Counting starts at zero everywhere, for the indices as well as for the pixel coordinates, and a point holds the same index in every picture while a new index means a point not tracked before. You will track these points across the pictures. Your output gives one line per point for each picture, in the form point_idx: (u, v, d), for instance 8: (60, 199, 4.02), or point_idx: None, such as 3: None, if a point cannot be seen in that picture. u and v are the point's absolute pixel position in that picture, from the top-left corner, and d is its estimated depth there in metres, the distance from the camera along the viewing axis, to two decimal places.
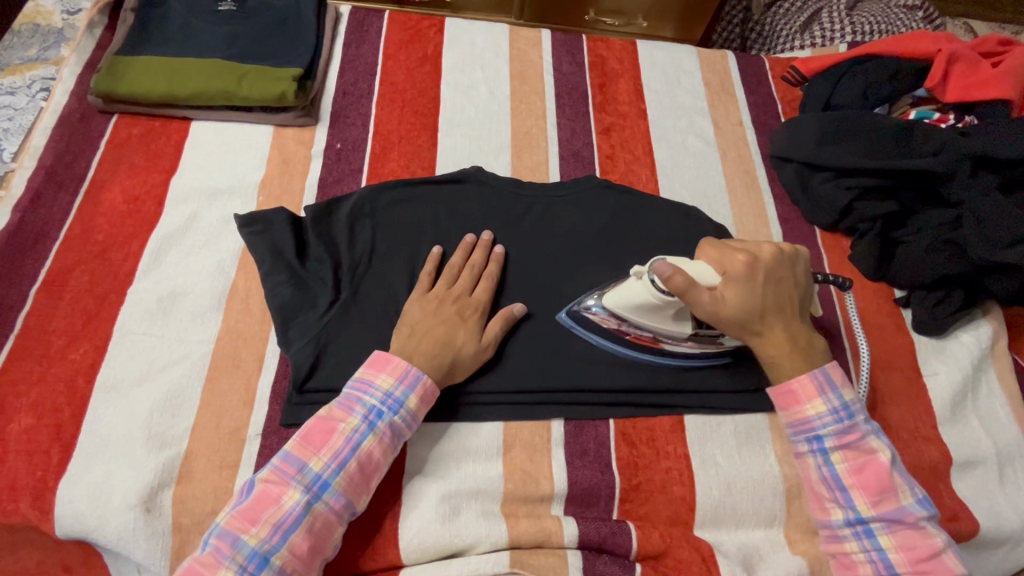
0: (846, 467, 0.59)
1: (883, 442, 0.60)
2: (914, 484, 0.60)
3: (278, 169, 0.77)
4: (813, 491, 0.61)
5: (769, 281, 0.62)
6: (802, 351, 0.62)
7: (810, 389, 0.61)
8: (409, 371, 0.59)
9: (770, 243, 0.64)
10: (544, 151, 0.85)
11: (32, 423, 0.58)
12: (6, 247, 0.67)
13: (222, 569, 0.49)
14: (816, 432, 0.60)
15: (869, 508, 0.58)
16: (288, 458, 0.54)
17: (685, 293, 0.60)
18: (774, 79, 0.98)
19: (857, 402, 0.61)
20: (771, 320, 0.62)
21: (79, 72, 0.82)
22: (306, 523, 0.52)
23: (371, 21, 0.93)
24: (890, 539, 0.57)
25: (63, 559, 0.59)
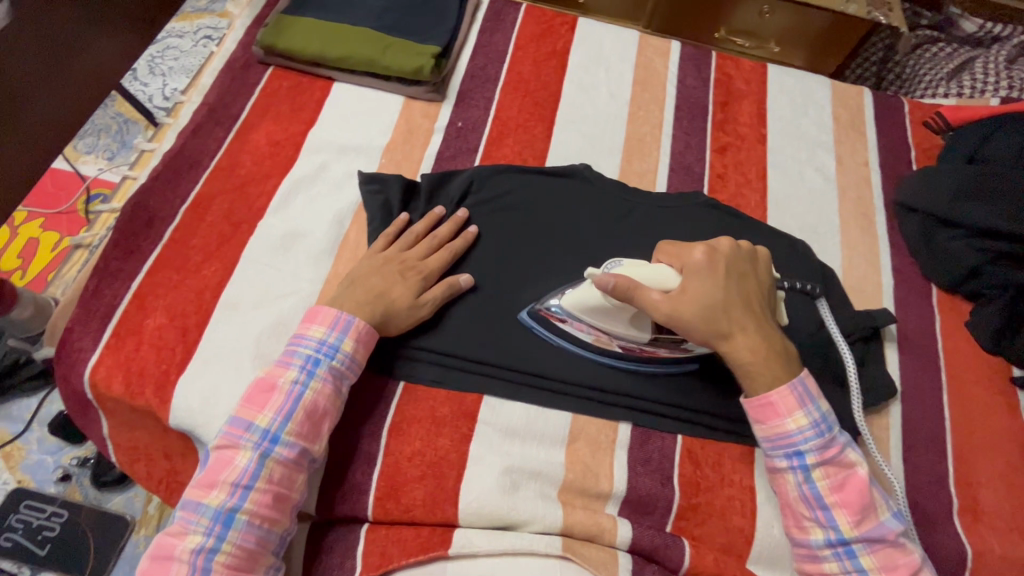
0: (827, 485, 0.56)
1: (860, 456, 0.58)
2: (888, 497, 0.58)
3: (402, 138, 0.82)
4: (790, 510, 0.58)
5: (731, 280, 0.60)
6: (776, 353, 0.60)
7: (791, 401, 0.58)
8: (340, 318, 0.62)
9: (727, 241, 0.63)
10: (655, 160, 0.85)
11: (164, 322, 0.66)
12: (167, 167, 0.76)
13: (190, 534, 0.52)
14: (797, 448, 0.58)
15: (851, 528, 0.55)
16: (234, 421, 0.57)
17: (639, 291, 0.58)
18: (912, 123, 0.92)
19: (833, 413, 0.59)
20: (739, 322, 0.59)
21: (248, 25, 0.91)
22: (265, 475, 0.55)
23: (508, 12, 0.97)
24: (872, 560, 0.54)
25: (168, 446, 0.66)
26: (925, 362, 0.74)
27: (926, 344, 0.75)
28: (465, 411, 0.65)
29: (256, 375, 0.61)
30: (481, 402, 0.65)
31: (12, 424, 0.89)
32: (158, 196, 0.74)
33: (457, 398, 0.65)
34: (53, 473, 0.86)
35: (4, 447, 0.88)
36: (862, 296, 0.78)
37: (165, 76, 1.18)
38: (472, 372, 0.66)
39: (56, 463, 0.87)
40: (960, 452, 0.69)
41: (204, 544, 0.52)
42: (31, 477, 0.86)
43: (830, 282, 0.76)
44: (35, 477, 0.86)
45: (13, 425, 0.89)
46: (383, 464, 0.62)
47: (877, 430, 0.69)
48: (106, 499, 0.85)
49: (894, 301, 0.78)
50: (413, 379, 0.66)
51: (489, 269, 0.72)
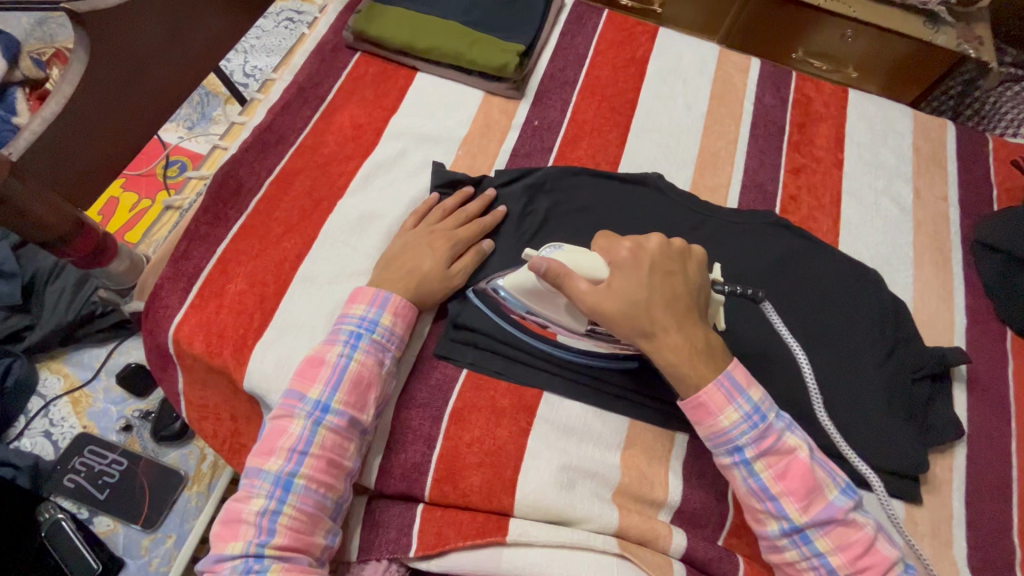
0: (770, 475, 0.55)
1: (800, 438, 0.56)
2: (836, 471, 0.57)
3: (480, 131, 0.84)
4: (744, 504, 0.57)
5: (657, 278, 0.58)
6: (701, 352, 0.57)
7: (720, 399, 0.56)
8: (379, 295, 0.64)
9: (660, 241, 0.60)
10: (727, 175, 0.85)
11: (245, 288, 0.68)
12: (256, 140, 0.79)
13: (254, 498, 0.54)
14: (735, 444, 0.56)
15: (800, 515, 0.54)
16: (290, 394, 0.59)
17: (564, 280, 0.58)
18: (997, 161, 0.90)
19: (767, 399, 0.56)
20: (663, 319, 0.57)
21: (339, 10, 0.94)
22: (318, 441, 0.56)
23: (590, 16, 0.97)
24: (827, 541, 0.53)
25: (236, 407, 0.69)
26: (995, 406, 0.72)
27: (997, 388, 0.73)
28: (525, 405, 0.65)
29: (307, 354, 0.63)
30: (542, 398, 0.66)
31: (82, 372, 0.95)
32: (247, 166, 0.76)
33: (518, 391, 0.66)
34: (116, 423, 0.91)
35: (73, 392, 0.94)
36: (931, 333, 0.76)
37: (248, 53, 1.23)
38: (533, 367, 0.67)
39: (120, 413, 0.92)
40: None
41: (267, 506, 0.54)
42: (96, 424, 0.91)
43: (902, 314, 0.74)
44: (100, 424, 0.92)
45: (83, 372, 0.95)
46: (442, 449, 0.63)
47: (940, 470, 0.68)
48: (163, 453, 0.89)
49: (966, 341, 0.76)
50: (477, 368, 0.67)
51: None
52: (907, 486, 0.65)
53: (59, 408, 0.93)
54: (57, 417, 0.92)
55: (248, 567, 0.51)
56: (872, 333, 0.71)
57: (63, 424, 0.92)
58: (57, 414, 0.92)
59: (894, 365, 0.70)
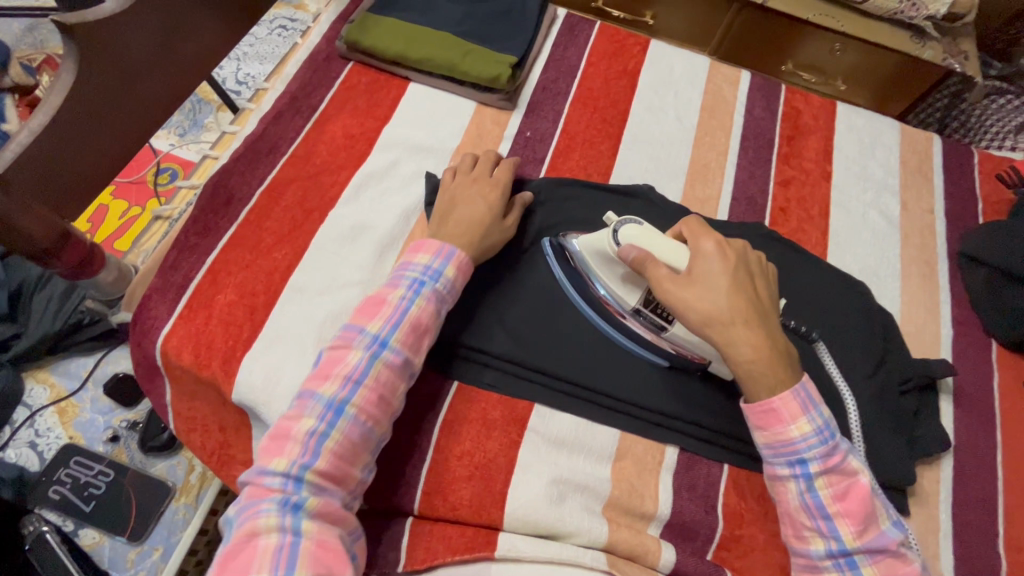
0: (829, 494, 0.54)
1: (862, 463, 0.56)
2: (887, 505, 0.57)
3: (472, 142, 0.84)
4: (791, 519, 0.56)
5: (740, 275, 0.59)
6: (778, 355, 0.57)
7: (794, 408, 0.55)
8: (443, 247, 0.64)
9: (741, 243, 0.62)
10: (718, 187, 0.85)
11: (234, 299, 0.68)
12: (247, 149, 0.78)
13: (304, 417, 0.53)
14: (800, 456, 0.55)
15: (853, 538, 0.53)
16: (350, 327, 0.59)
17: (647, 264, 0.60)
18: (982, 174, 0.91)
19: (837, 421, 0.56)
20: (745, 316, 0.57)
21: (333, 20, 0.94)
22: (373, 374, 0.56)
23: (583, 27, 0.98)
24: (873, 570, 0.53)
25: (224, 419, 0.68)
26: (981, 418, 0.73)
27: (983, 400, 0.74)
28: (515, 417, 0.65)
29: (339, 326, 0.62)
30: (533, 410, 0.66)
31: (69, 382, 0.94)
32: (238, 176, 0.76)
33: (509, 403, 0.66)
34: (103, 433, 0.90)
35: (59, 402, 0.92)
36: (919, 345, 0.77)
37: (240, 61, 1.22)
38: (525, 380, 0.67)
39: (107, 423, 0.91)
40: (1013, 515, 0.67)
41: (316, 428, 0.52)
42: (82, 435, 0.90)
43: (890, 326, 0.75)
44: (86, 434, 0.90)
45: (70, 383, 0.94)
46: (433, 461, 0.63)
47: (927, 481, 0.68)
48: (150, 464, 0.88)
49: (952, 353, 0.77)
50: (468, 380, 0.67)
51: (547, 278, 0.72)
52: (896, 497, 0.66)
53: (44, 418, 0.91)
54: (42, 427, 0.91)
55: (283, 504, 0.49)
56: (860, 345, 0.72)
57: (49, 435, 0.90)
58: (42, 425, 0.91)
59: (882, 377, 0.71)
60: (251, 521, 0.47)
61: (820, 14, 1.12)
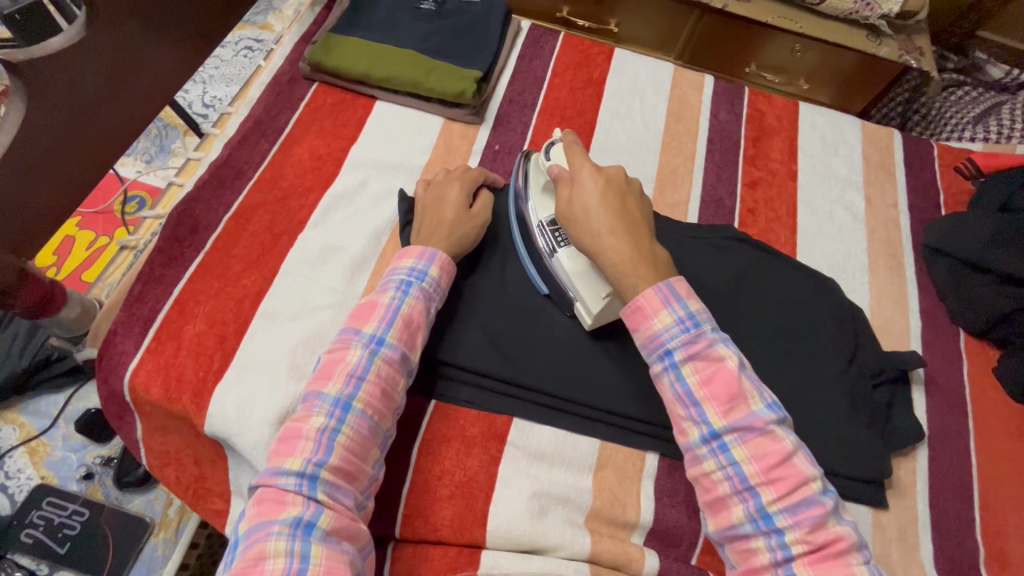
0: (697, 380, 0.53)
1: (732, 350, 0.54)
2: (764, 390, 0.54)
3: (440, 158, 0.84)
4: (671, 414, 0.55)
5: (608, 191, 0.60)
6: (645, 259, 0.57)
7: (655, 302, 0.55)
8: (427, 249, 0.66)
9: (616, 168, 0.63)
10: (687, 192, 0.86)
11: (203, 328, 0.67)
12: (212, 176, 0.77)
13: (314, 416, 0.54)
14: (665, 348, 0.54)
15: (720, 419, 0.51)
16: (345, 331, 0.60)
17: (559, 182, 0.62)
18: (942, 167, 0.93)
19: (704, 311, 0.55)
20: (608, 226, 0.58)
21: (296, 41, 0.93)
22: (374, 370, 0.57)
23: (547, 39, 0.99)
24: (743, 450, 0.50)
25: (198, 451, 0.67)
26: (953, 406, 0.74)
27: (954, 388, 0.76)
28: (494, 432, 0.65)
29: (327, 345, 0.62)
30: (511, 424, 0.65)
31: (40, 420, 0.92)
32: (204, 204, 0.75)
33: (487, 419, 0.66)
34: (76, 471, 0.88)
35: (30, 442, 0.90)
36: (889, 338, 0.79)
37: (206, 84, 1.21)
38: (503, 394, 0.67)
39: (80, 461, 0.89)
40: (988, 500, 0.69)
41: (327, 425, 0.53)
42: (54, 474, 0.88)
43: (860, 320, 0.76)
44: (59, 473, 0.88)
45: (40, 421, 0.92)
46: (413, 482, 0.62)
47: (904, 473, 0.69)
48: (127, 500, 0.86)
49: (921, 344, 0.78)
50: (445, 399, 0.66)
51: (519, 290, 0.72)
52: (873, 491, 0.66)
53: (15, 460, 0.89)
54: (13, 469, 0.89)
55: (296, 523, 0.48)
56: (832, 342, 0.73)
57: (19, 476, 0.88)
58: (13, 466, 0.89)
59: (854, 372, 0.72)
60: (260, 543, 0.46)
61: (779, 16, 1.15)
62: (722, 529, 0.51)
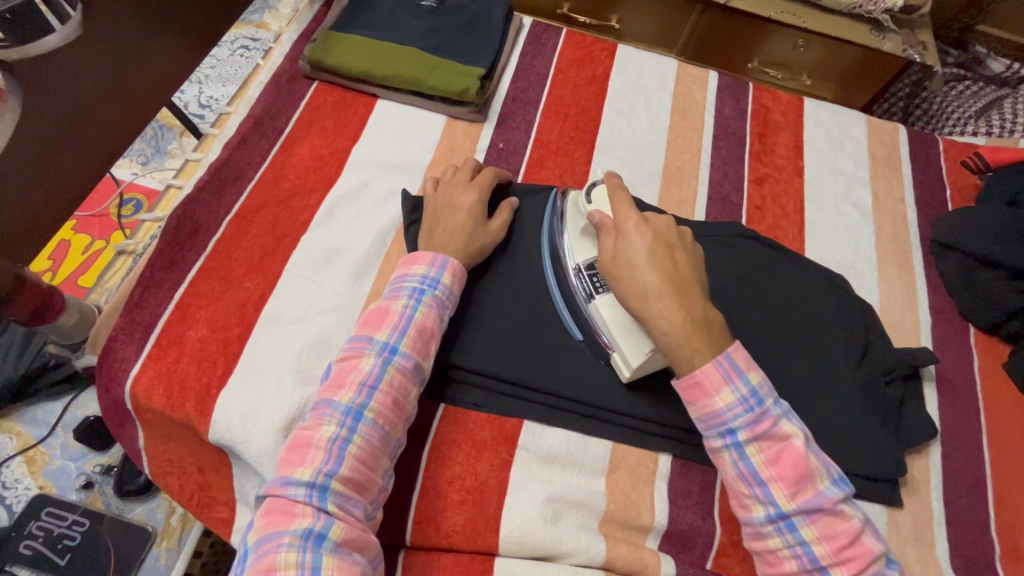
0: (762, 460, 0.53)
1: (796, 426, 0.54)
2: (828, 462, 0.55)
3: (444, 157, 0.83)
4: (731, 489, 0.55)
5: (658, 247, 0.58)
6: (698, 326, 0.55)
7: (717, 379, 0.53)
8: (438, 256, 0.64)
9: (664, 220, 0.61)
10: (693, 189, 0.85)
11: (206, 334, 0.65)
12: (211, 178, 0.76)
13: (324, 425, 0.53)
14: (728, 427, 0.54)
15: (788, 502, 0.51)
16: (356, 338, 0.59)
17: (602, 230, 0.61)
18: (948, 162, 0.93)
19: (767, 386, 0.54)
20: (660, 288, 0.56)
21: (295, 39, 0.92)
22: (387, 379, 0.56)
23: (549, 35, 0.98)
24: (812, 530, 0.51)
25: (202, 459, 0.65)
26: (964, 402, 0.74)
27: (965, 384, 0.75)
28: (505, 436, 0.64)
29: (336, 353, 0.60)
30: (522, 427, 0.64)
31: (37, 429, 0.91)
32: (204, 206, 0.74)
33: (497, 422, 0.64)
34: (76, 480, 0.87)
35: (27, 451, 0.89)
36: (899, 334, 0.78)
37: (202, 84, 1.20)
38: (514, 397, 0.65)
39: (79, 469, 0.88)
40: (1001, 498, 0.68)
41: (338, 434, 0.52)
42: (53, 484, 0.87)
43: (870, 317, 0.75)
44: (58, 483, 0.87)
45: (38, 430, 0.91)
46: (423, 488, 0.61)
47: (917, 471, 0.69)
48: (128, 509, 0.84)
49: (931, 339, 0.78)
50: (455, 402, 0.65)
51: (528, 289, 0.71)
52: (888, 490, 0.66)
53: (12, 469, 0.88)
54: (10, 478, 0.87)
55: (306, 536, 0.46)
56: (844, 340, 0.72)
57: (17, 486, 0.87)
58: (10, 476, 0.87)
59: (867, 370, 0.71)
60: (270, 555, 0.45)
61: (783, 11, 1.15)
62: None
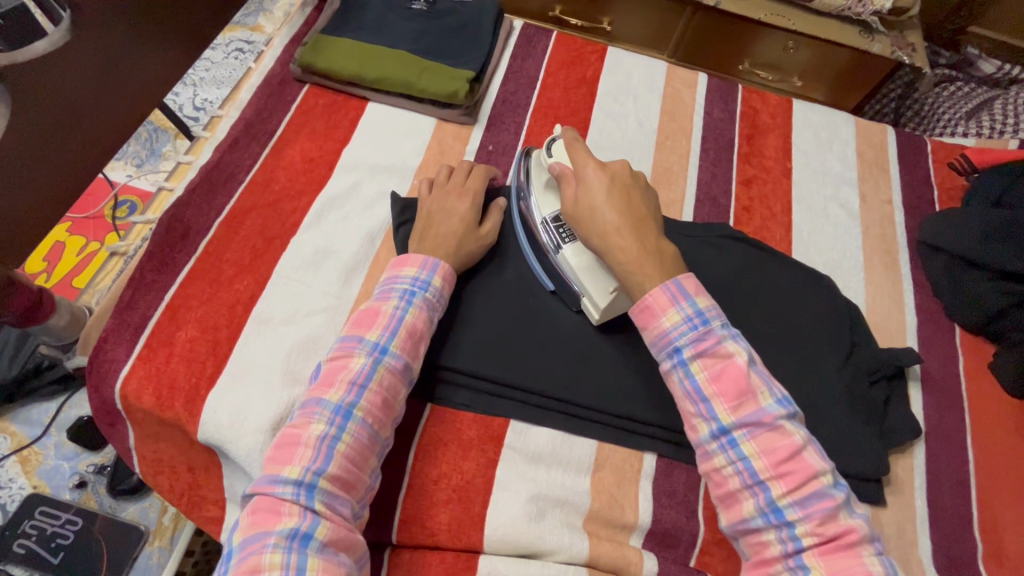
0: (705, 378, 0.53)
1: (742, 346, 0.54)
2: (775, 384, 0.54)
3: (434, 159, 0.84)
4: (681, 410, 0.55)
5: (613, 187, 0.60)
6: (652, 255, 0.57)
7: (663, 300, 0.55)
8: (430, 259, 0.65)
9: (620, 163, 0.63)
10: (681, 190, 0.86)
11: (196, 334, 0.66)
12: (203, 181, 0.77)
13: (313, 423, 0.53)
14: (675, 346, 0.55)
15: (728, 415, 0.52)
16: (347, 338, 0.59)
17: (562, 179, 0.63)
18: (936, 163, 0.94)
19: (713, 308, 0.55)
20: (616, 223, 0.59)
21: (287, 42, 0.93)
22: (376, 379, 0.57)
23: (539, 38, 0.98)
24: (752, 446, 0.51)
25: (191, 458, 0.66)
26: (949, 402, 0.74)
27: (950, 384, 0.76)
28: (491, 435, 0.64)
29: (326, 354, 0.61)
30: (509, 426, 0.65)
31: (31, 428, 0.92)
32: (194, 208, 0.74)
33: (484, 421, 0.65)
34: (69, 480, 0.88)
35: (21, 451, 0.90)
36: (885, 334, 0.79)
37: (197, 87, 1.21)
38: (501, 396, 0.66)
39: (72, 469, 0.89)
40: (984, 497, 0.69)
41: (326, 433, 0.53)
42: (47, 483, 0.88)
43: (856, 317, 0.76)
44: (51, 482, 0.88)
45: (32, 430, 0.91)
46: (409, 487, 0.61)
47: (901, 470, 0.69)
48: (121, 508, 0.85)
49: (917, 340, 0.79)
50: (443, 402, 0.66)
51: (516, 290, 0.72)
52: (871, 489, 0.66)
53: (6, 469, 0.89)
54: (4, 478, 0.88)
55: (291, 535, 0.47)
56: (828, 340, 0.72)
57: (11, 485, 0.88)
58: (4, 475, 0.88)
59: (852, 369, 0.71)
60: (256, 554, 0.46)
61: (773, 13, 1.15)
62: (734, 523, 0.51)
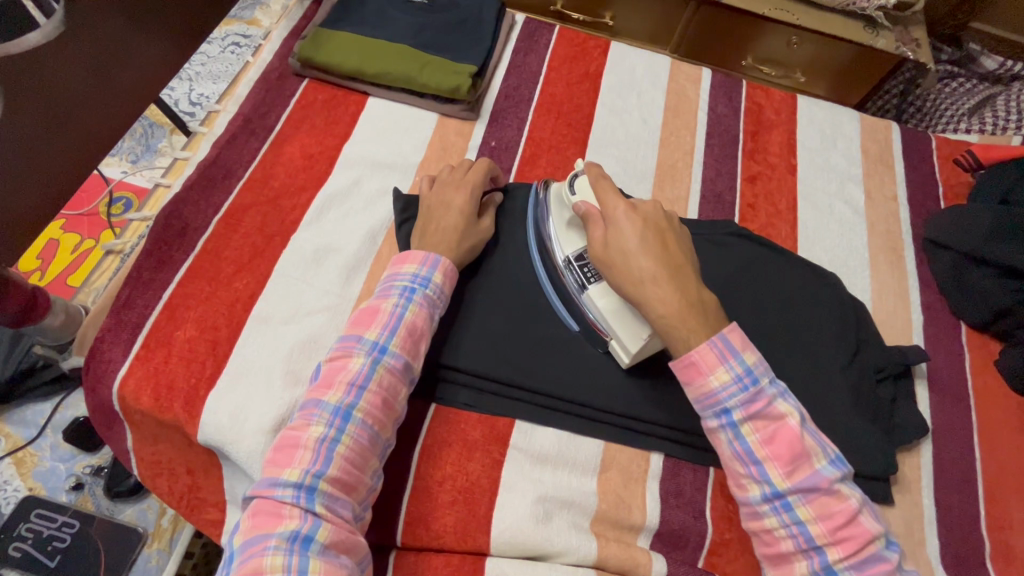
0: (757, 439, 0.52)
1: (792, 405, 0.53)
2: (825, 441, 0.54)
3: (436, 155, 0.82)
4: (728, 468, 0.54)
5: (648, 231, 0.58)
6: (694, 307, 0.55)
7: (711, 358, 0.53)
8: (429, 255, 0.64)
9: (652, 204, 0.61)
10: (686, 187, 0.85)
11: (194, 334, 0.65)
12: (200, 177, 0.75)
13: (312, 426, 0.52)
14: (723, 406, 0.53)
15: (783, 480, 0.51)
16: (346, 338, 0.58)
17: (590, 221, 0.60)
18: (940, 160, 0.93)
19: (762, 365, 0.53)
20: (653, 271, 0.56)
21: (285, 36, 0.91)
22: (376, 379, 0.56)
23: (541, 32, 0.97)
24: (807, 510, 0.50)
25: (191, 460, 0.65)
26: (956, 400, 0.74)
27: (956, 382, 0.75)
28: (496, 436, 0.63)
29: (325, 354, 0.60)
30: (513, 426, 0.64)
31: (27, 429, 0.90)
32: (192, 205, 0.73)
33: (488, 421, 0.64)
34: (66, 481, 0.87)
35: (16, 452, 0.88)
36: (891, 332, 0.78)
37: (192, 81, 1.19)
38: (506, 396, 0.65)
39: (69, 471, 0.87)
40: (991, 495, 0.68)
41: (326, 434, 0.52)
42: (43, 485, 0.86)
43: (862, 315, 0.75)
44: (47, 484, 0.87)
45: (27, 431, 0.90)
46: (414, 488, 0.61)
47: (909, 469, 0.69)
48: (119, 510, 0.84)
49: (924, 338, 0.78)
50: (446, 402, 0.65)
51: (520, 288, 0.71)
52: (879, 488, 0.66)
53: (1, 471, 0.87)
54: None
55: (292, 538, 0.46)
56: (835, 338, 0.72)
57: (6, 488, 0.86)
58: None
59: (859, 367, 0.71)
60: (256, 557, 0.45)
61: (777, 8, 1.14)
62: None
